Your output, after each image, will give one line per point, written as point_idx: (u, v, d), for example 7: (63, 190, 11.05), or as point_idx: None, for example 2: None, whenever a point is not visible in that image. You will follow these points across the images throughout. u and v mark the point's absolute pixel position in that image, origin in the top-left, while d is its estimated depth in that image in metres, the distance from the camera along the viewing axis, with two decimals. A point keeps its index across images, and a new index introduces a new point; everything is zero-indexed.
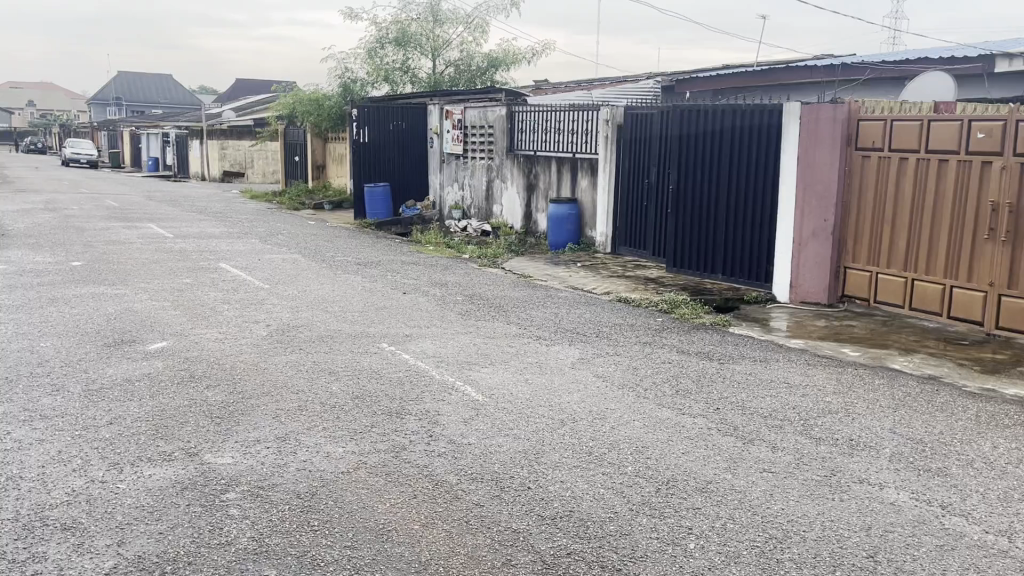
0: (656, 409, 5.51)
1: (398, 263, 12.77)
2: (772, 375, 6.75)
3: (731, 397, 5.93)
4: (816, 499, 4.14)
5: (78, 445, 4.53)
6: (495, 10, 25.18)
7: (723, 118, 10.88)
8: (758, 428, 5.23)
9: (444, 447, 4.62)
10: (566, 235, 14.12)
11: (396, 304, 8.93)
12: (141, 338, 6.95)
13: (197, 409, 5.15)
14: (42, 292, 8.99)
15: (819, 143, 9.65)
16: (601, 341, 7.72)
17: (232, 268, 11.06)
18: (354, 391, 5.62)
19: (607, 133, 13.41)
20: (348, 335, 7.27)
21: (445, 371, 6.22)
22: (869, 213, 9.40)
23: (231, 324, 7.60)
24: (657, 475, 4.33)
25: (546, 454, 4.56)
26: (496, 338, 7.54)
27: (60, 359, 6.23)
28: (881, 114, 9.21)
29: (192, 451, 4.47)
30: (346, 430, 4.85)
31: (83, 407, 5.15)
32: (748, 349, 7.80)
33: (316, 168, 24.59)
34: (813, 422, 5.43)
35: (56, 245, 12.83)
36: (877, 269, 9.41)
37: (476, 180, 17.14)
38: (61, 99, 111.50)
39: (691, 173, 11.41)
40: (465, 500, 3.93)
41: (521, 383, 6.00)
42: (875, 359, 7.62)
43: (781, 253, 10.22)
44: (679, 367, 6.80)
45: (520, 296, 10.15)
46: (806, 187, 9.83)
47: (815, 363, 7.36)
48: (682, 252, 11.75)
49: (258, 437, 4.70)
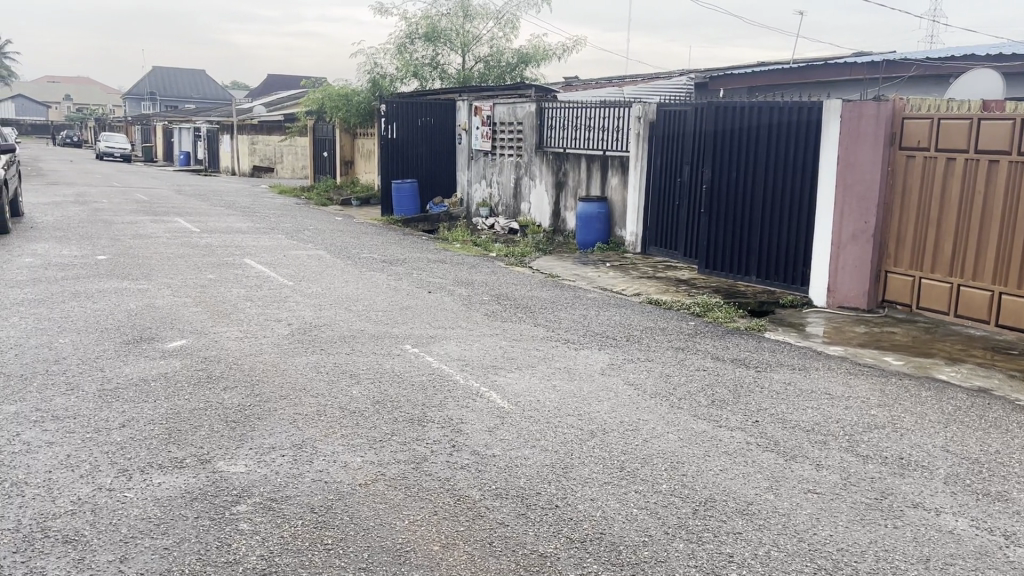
0: (691, 421, 5.22)
1: (425, 261, 12.57)
2: (813, 386, 6.41)
3: (770, 409, 5.63)
4: (867, 526, 3.83)
5: (87, 450, 4.36)
6: (525, 6, 24.90)
7: (760, 115, 10.50)
8: (801, 443, 4.92)
9: (468, 458, 4.38)
10: (594, 234, 13.85)
11: (421, 303, 8.73)
12: (160, 335, 6.80)
13: (213, 412, 4.96)
14: (65, 286, 8.89)
15: (861, 143, 9.27)
16: (632, 345, 7.44)
17: (257, 264, 10.94)
18: (375, 395, 5.40)
19: (639, 130, 13.07)
20: (371, 336, 7.07)
21: (469, 375, 5.99)
22: (913, 215, 9.02)
23: (252, 322, 7.43)
24: (694, 494, 4.06)
25: (576, 469, 4.30)
26: (523, 340, 7.30)
27: (77, 357, 6.09)
28: (927, 112, 8.82)
29: (205, 458, 4.28)
30: (364, 437, 4.63)
31: (96, 408, 4.99)
32: (786, 357, 7.47)
33: (345, 164, 24.52)
34: (858, 438, 5.11)
35: (83, 238, 12.77)
36: (920, 273, 9.03)
37: (505, 177, 16.90)
38: (96, 93, 113.12)
39: (726, 172, 11.05)
40: (489, 519, 3.69)
41: (549, 389, 5.75)
42: (921, 370, 7.25)
43: (818, 256, 9.84)
44: (714, 375, 6.50)
45: (548, 297, 9.89)
46: (846, 187, 9.46)
47: (856, 373, 7.01)
48: (715, 253, 11.39)
49: (273, 444, 4.49)
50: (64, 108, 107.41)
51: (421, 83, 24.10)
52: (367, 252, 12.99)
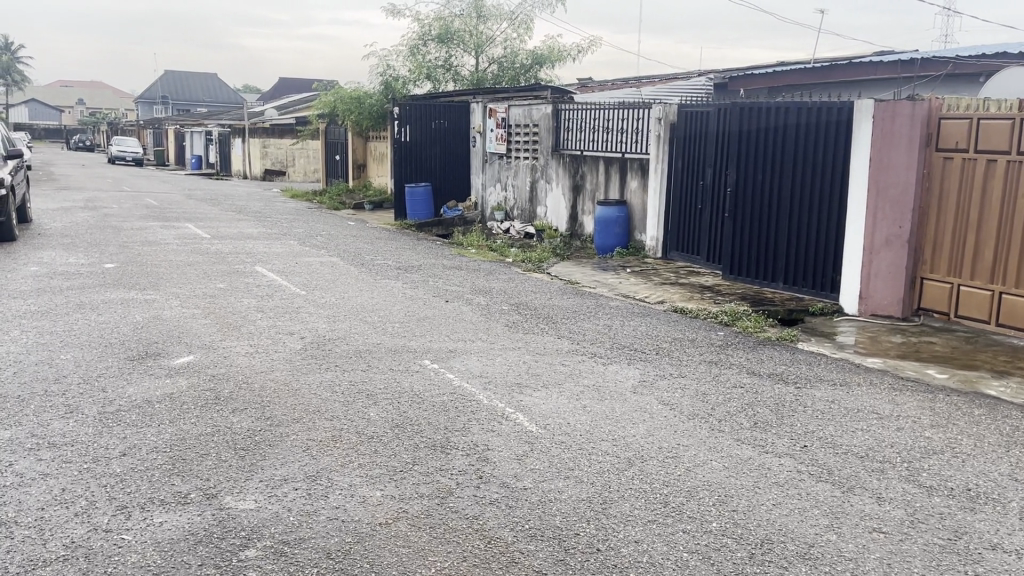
0: (735, 446, 4.84)
1: (440, 267, 12.22)
2: (858, 405, 5.98)
3: (818, 432, 5.22)
4: (944, 574, 3.43)
5: (85, 483, 4.04)
6: (540, 6, 24.54)
7: (787, 115, 10.10)
8: (857, 472, 4.51)
9: (497, 492, 4.02)
10: (614, 239, 13.45)
11: (438, 314, 8.38)
12: (167, 351, 6.48)
13: (220, 439, 4.62)
14: (70, 297, 8.60)
15: (895, 144, 8.85)
16: (662, 359, 7.05)
17: (268, 272, 10.64)
18: (394, 418, 5.03)
19: (659, 132, 12.66)
20: (388, 350, 6.71)
21: (494, 395, 5.61)
22: (951, 219, 8.58)
23: (263, 335, 7.09)
24: (748, 535, 3.68)
25: (615, 504, 3.93)
26: (548, 354, 6.93)
27: (79, 375, 5.78)
28: (966, 112, 8.39)
29: (211, 492, 3.94)
30: (383, 468, 4.27)
31: (95, 434, 4.66)
32: (824, 370, 7.05)
33: (358, 167, 24.26)
34: (918, 465, 4.69)
35: (91, 245, 12.50)
36: (959, 280, 8.58)
37: (520, 181, 16.53)
38: (109, 97, 113.50)
39: (752, 174, 10.64)
40: (524, 565, 3.33)
41: (579, 411, 5.37)
42: (969, 385, 6.81)
43: (850, 262, 9.42)
44: (753, 394, 6.09)
45: (569, 306, 9.51)
46: (879, 190, 9.03)
47: (901, 389, 6.58)
48: (739, 258, 10.98)
49: (285, 476, 4.15)
50: (78, 111, 108.18)
51: (435, 85, 23.76)
52: (381, 259, 12.66)
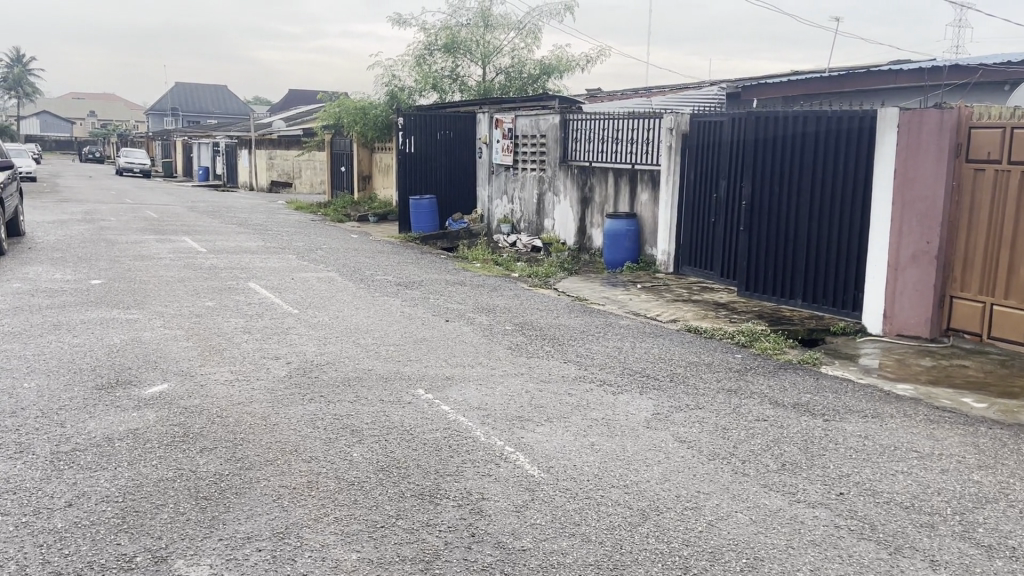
0: (762, 494, 4.29)
1: (442, 283, 11.69)
2: (893, 442, 5.41)
3: (854, 475, 4.66)
4: None
5: (18, 542, 3.52)
6: (549, 15, 24.09)
7: (806, 124, 9.56)
8: (904, 528, 3.96)
9: (490, 556, 3.48)
10: (623, 253, 12.91)
11: (437, 336, 7.85)
12: (140, 378, 5.98)
13: (181, 486, 4.10)
14: (47, 316, 8.12)
15: (921, 155, 8.30)
16: (676, 387, 6.49)
17: (261, 289, 10.14)
18: (379, 460, 4.50)
19: (670, 143, 12.13)
20: (379, 377, 6.19)
21: (493, 431, 5.07)
22: (983, 235, 7.99)
23: (247, 361, 6.59)
24: None
25: (627, 571, 3.39)
26: (553, 382, 6.39)
27: (39, 408, 5.28)
28: (1000, 120, 7.80)
29: (161, 556, 3.42)
30: (362, 523, 3.73)
31: (41, 480, 4.15)
32: (853, 400, 6.47)
33: (362, 179, 23.81)
34: (971, 519, 4.13)
35: (80, 260, 12.03)
36: (992, 299, 7.99)
37: (527, 192, 16.03)
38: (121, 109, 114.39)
39: (767, 185, 10.09)
40: None
41: (586, 450, 4.83)
42: (1010, 415, 6.23)
43: (874, 279, 8.86)
44: (779, 428, 5.52)
45: (577, 326, 8.94)
46: (906, 204, 8.47)
47: (938, 421, 6.00)
48: (755, 274, 10.42)
49: (249, 533, 3.62)
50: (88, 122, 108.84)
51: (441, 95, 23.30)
52: (381, 274, 12.14)
